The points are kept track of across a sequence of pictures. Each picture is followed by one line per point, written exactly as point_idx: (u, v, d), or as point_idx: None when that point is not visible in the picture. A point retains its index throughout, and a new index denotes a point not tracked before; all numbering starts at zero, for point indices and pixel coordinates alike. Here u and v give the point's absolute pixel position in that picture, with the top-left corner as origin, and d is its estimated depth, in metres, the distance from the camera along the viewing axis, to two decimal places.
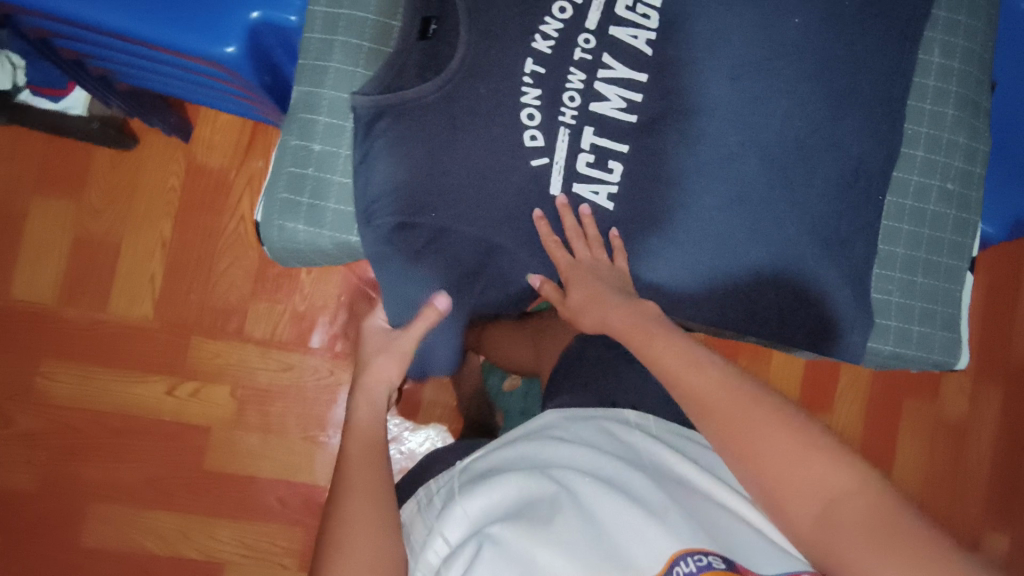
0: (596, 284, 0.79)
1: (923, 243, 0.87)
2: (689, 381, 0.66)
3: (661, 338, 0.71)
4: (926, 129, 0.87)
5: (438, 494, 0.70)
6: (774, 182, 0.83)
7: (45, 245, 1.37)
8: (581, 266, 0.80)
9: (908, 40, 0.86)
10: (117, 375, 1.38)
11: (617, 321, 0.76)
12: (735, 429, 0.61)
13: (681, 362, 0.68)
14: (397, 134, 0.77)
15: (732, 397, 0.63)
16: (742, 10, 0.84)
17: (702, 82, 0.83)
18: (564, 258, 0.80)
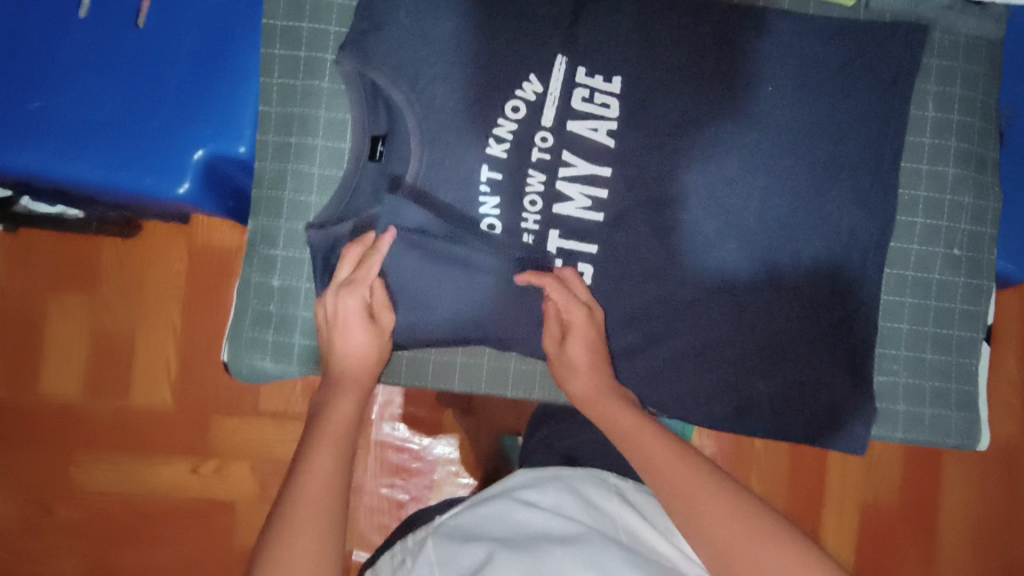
0: (586, 341, 0.76)
1: (928, 316, 0.81)
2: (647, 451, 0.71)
3: (615, 407, 0.75)
4: (924, 193, 0.81)
5: (404, 557, 0.73)
6: (758, 269, 0.80)
7: (64, 339, 1.41)
8: (583, 330, 0.76)
9: (896, 97, 0.80)
10: (143, 459, 1.42)
11: (584, 365, 0.77)
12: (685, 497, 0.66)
13: (673, 455, 0.70)
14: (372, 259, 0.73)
15: (682, 465, 0.69)
16: (709, 88, 0.79)
17: (671, 168, 0.79)
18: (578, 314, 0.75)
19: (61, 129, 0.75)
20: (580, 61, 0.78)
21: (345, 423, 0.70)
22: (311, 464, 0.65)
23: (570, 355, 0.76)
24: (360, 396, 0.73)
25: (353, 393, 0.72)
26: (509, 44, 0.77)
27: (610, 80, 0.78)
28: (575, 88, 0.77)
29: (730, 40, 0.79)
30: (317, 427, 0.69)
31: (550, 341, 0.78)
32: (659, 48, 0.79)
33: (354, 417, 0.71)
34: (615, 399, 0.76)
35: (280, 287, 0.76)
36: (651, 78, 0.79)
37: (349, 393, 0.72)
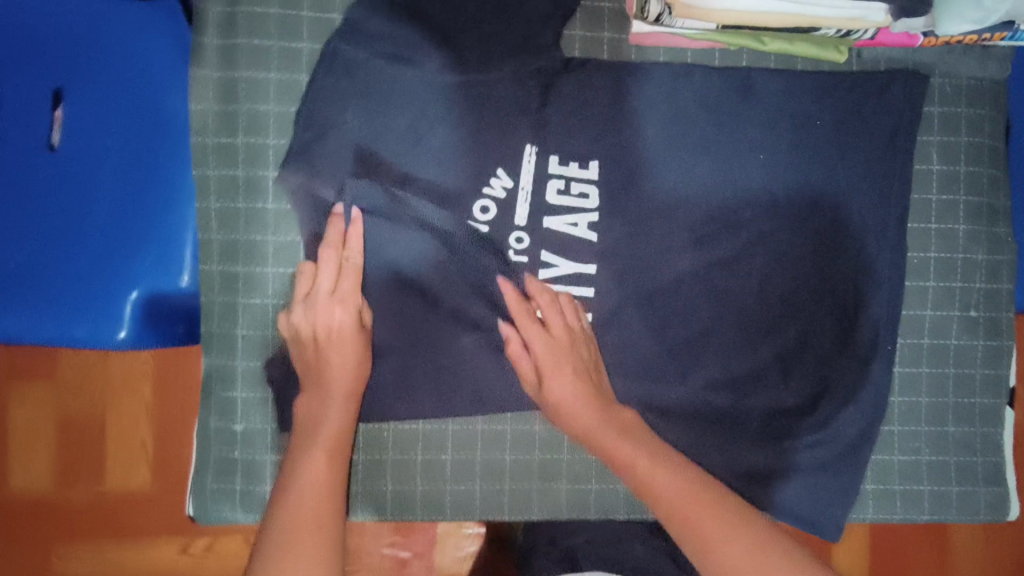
0: (570, 359, 0.67)
1: (947, 386, 0.74)
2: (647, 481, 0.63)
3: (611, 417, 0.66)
4: (935, 254, 0.74)
5: None
6: (764, 353, 0.73)
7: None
8: (560, 341, 0.67)
9: (899, 152, 0.73)
10: (131, 548, 1.14)
11: (576, 405, 0.66)
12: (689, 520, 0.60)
13: (702, 509, 0.61)
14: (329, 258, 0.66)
15: (710, 518, 0.60)
16: (694, 163, 0.72)
17: (661, 254, 0.72)
18: (540, 332, 0.67)
19: None
20: (552, 148, 0.71)
21: (335, 433, 0.64)
22: (301, 474, 0.61)
23: (558, 396, 0.66)
24: (349, 403, 0.65)
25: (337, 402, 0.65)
26: (471, 139, 0.70)
27: (586, 166, 0.71)
28: (549, 180, 0.70)
29: (714, 109, 0.73)
30: (304, 436, 0.64)
31: (537, 386, 0.68)
32: (636, 125, 0.72)
33: (341, 431, 0.64)
34: (618, 433, 0.65)
35: (242, 433, 0.69)
36: (630, 159, 0.72)
37: (337, 401, 0.65)
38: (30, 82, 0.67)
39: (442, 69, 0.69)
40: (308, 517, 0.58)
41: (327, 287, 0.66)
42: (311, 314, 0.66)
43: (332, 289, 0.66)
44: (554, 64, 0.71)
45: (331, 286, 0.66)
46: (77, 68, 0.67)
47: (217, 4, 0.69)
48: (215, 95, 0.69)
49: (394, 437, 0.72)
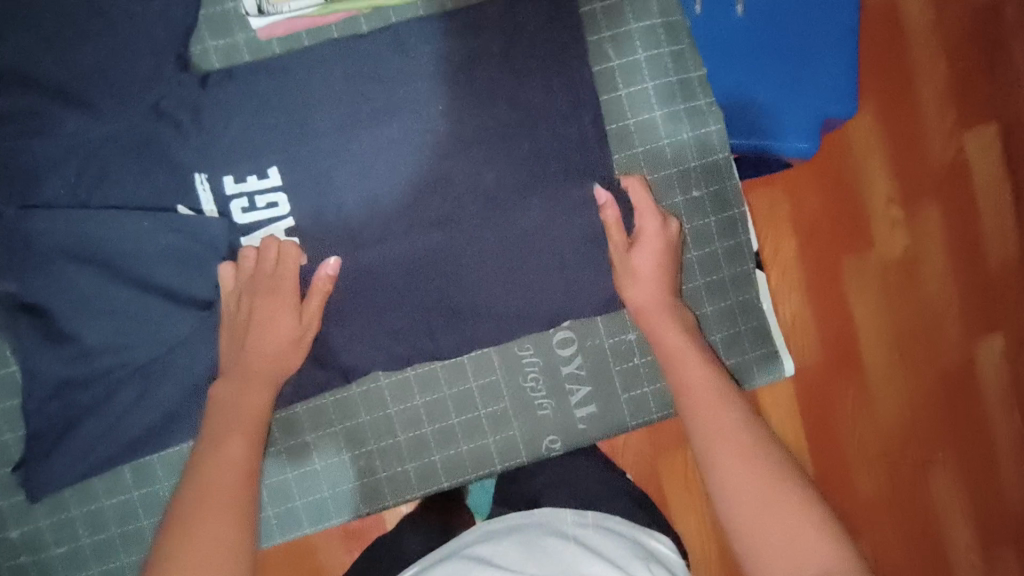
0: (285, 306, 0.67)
1: (693, 270, 0.75)
2: (709, 415, 0.61)
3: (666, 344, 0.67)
4: (641, 149, 0.74)
5: None
6: (512, 296, 0.72)
7: None
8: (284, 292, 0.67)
9: (572, 59, 0.71)
10: None
11: (645, 301, 0.70)
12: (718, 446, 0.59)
13: (729, 450, 0.58)
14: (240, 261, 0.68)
15: (752, 462, 0.57)
16: (372, 134, 0.70)
17: (372, 235, 0.71)
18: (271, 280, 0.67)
19: None
20: (221, 170, 0.68)
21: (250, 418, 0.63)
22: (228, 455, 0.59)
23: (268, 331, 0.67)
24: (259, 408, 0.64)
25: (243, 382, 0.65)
26: (131, 186, 0.68)
27: (264, 176, 0.69)
28: (231, 202, 0.69)
29: (377, 73, 0.70)
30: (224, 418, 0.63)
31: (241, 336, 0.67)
32: (301, 115, 0.69)
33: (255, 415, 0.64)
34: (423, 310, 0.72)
35: (21, 537, 0.70)
36: (304, 150, 0.69)
37: (254, 387, 0.65)
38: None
39: (81, 127, 0.66)
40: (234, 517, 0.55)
41: (268, 256, 0.67)
42: (253, 273, 0.67)
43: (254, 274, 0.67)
44: (192, 85, 0.67)
45: (271, 255, 0.67)
46: None
47: None
48: None
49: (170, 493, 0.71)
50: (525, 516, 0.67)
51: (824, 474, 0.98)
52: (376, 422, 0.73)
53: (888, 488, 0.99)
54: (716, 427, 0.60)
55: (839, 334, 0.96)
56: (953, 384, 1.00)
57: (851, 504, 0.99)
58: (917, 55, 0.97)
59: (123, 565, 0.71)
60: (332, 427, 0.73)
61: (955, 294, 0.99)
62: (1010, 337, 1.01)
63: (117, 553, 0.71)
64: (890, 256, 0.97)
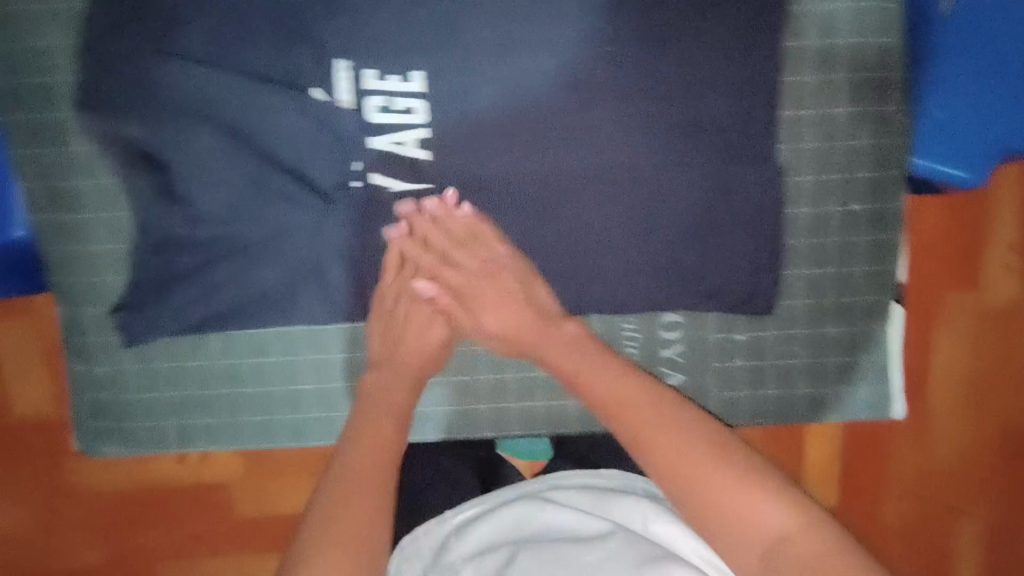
0: (500, 295, 0.68)
1: (826, 286, 0.69)
2: (594, 390, 0.60)
3: (556, 336, 0.66)
4: (810, 144, 0.66)
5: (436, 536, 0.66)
6: (635, 267, 0.69)
7: None
8: (479, 274, 0.68)
9: (764, 28, 0.64)
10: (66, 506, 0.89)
11: (495, 330, 0.69)
12: (664, 454, 0.53)
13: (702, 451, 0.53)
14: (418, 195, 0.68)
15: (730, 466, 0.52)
16: (532, 61, 0.65)
17: (501, 166, 0.67)
18: (453, 274, 0.69)
19: None
20: (366, 61, 0.64)
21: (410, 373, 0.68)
22: (342, 458, 0.58)
23: (484, 325, 0.69)
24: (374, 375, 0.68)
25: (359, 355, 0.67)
26: (274, 55, 0.64)
27: (407, 78, 0.64)
28: (366, 98, 0.65)
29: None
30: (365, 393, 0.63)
31: (467, 321, 0.70)
32: (460, 22, 0.64)
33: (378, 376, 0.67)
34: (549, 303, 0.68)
35: (106, 374, 0.71)
36: (458, 61, 0.65)
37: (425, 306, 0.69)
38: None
39: None
40: (367, 495, 0.54)
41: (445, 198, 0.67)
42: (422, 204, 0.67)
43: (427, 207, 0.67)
44: None
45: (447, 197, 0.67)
46: None
47: None
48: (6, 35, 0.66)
49: (250, 370, 0.72)
50: (592, 477, 0.70)
51: (849, 493, 0.88)
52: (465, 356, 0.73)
53: (913, 525, 0.88)
54: (620, 395, 0.58)
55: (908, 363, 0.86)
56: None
57: (865, 529, 0.88)
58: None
59: (198, 426, 0.73)
60: None
61: None
62: None
63: (194, 414, 0.73)
64: (994, 301, 0.84)
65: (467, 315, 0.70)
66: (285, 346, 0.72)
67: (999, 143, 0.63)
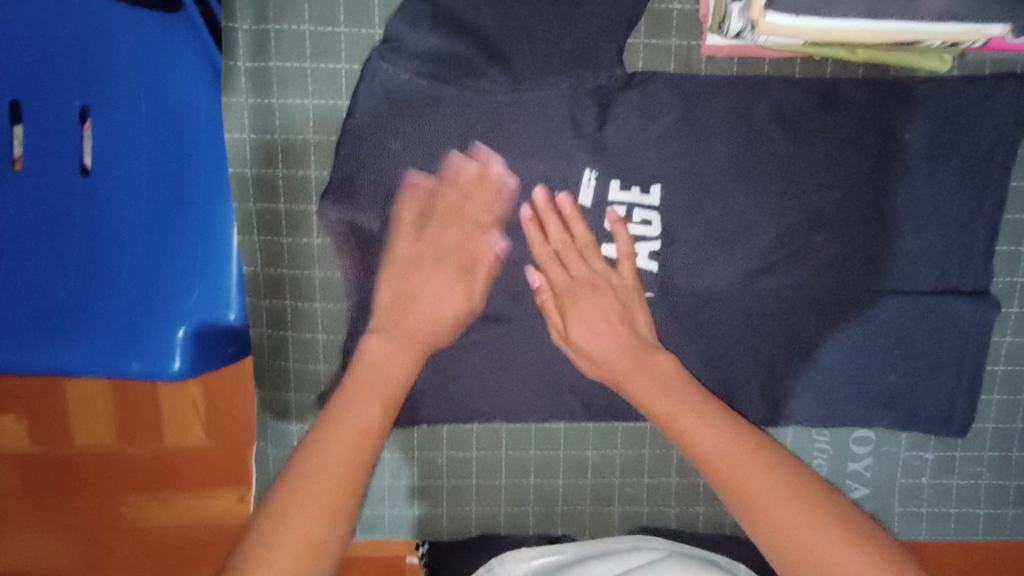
0: (597, 299, 0.62)
1: (1019, 413, 0.72)
2: (703, 445, 0.53)
3: (652, 368, 0.59)
4: (1022, 278, 0.69)
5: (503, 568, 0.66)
6: (839, 385, 0.70)
7: (81, 395, 0.94)
8: (580, 283, 0.62)
9: (993, 169, 0.66)
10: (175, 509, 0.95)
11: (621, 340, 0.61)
12: (739, 482, 0.51)
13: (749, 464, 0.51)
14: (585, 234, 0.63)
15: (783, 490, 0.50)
16: (764, 180, 0.65)
17: (722, 280, 0.67)
18: (561, 273, 0.63)
19: (14, 311, 0.64)
20: (612, 172, 0.65)
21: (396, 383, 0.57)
22: (351, 408, 0.53)
23: (577, 335, 0.62)
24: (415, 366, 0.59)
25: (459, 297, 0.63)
26: (520, 159, 0.64)
27: (647, 191, 0.65)
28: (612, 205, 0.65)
29: (790, 120, 0.65)
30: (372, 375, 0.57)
31: (560, 324, 0.64)
32: (700, 138, 0.65)
33: (449, 319, 0.63)
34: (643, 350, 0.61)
35: None
36: (697, 177, 0.65)
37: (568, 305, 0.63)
38: (60, 93, 0.63)
39: (494, 87, 0.63)
40: (340, 477, 0.48)
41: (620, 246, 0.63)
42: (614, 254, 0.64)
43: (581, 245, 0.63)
44: (615, 80, 0.64)
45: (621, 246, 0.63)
46: (104, 87, 0.63)
47: (245, 21, 0.63)
48: (249, 123, 0.65)
49: (446, 463, 0.72)
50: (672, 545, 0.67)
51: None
52: (659, 459, 0.72)
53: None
54: (724, 451, 0.52)
55: None
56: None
57: None
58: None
59: (384, 515, 0.72)
60: (618, 450, 0.72)
61: None
62: None
63: (382, 503, 0.72)
64: None
65: (558, 317, 0.63)
66: (483, 441, 0.71)
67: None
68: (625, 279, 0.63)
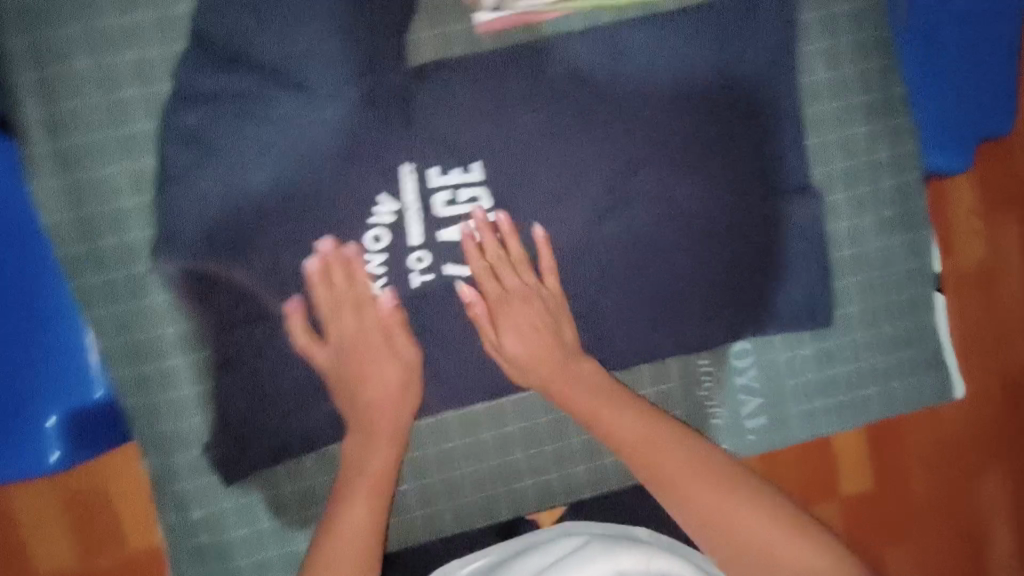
0: (529, 310, 0.68)
1: (876, 289, 0.75)
2: (618, 431, 0.65)
3: (579, 374, 0.68)
4: (839, 165, 0.72)
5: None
6: (704, 306, 0.73)
7: None
8: (512, 295, 0.68)
9: (780, 72, 0.71)
10: None
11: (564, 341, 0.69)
12: (651, 465, 0.64)
13: (652, 446, 0.65)
14: (514, 250, 0.68)
15: (675, 454, 0.64)
16: (574, 134, 0.69)
17: (563, 237, 0.70)
18: (494, 285, 0.68)
19: None
20: (429, 161, 0.68)
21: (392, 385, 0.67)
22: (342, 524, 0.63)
23: (513, 336, 0.68)
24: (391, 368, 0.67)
25: (391, 361, 0.67)
26: (338, 170, 0.66)
27: (468, 169, 0.68)
28: (434, 194, 0.68)
29: (583, 72, 0.69)
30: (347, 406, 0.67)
31: (492, 337, 0.69)
32: (503, 110, 0.68)
33: (400, 372, 0.67)
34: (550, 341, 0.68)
35: (201, 519, 0.69)
36: (509, 148, 0.69)
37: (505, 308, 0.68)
38: None
39: (294, 110, 0.65)
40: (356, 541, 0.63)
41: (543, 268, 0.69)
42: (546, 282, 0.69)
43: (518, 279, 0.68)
44: (404, 75, 0.66)
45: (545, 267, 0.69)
46: None
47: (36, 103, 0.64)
48: (64, 200, 0.65)
49: None
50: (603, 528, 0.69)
51: (883, 470, 0.86)
52: (558, 424, 0.72)
53: (946, 492, 0.88)
54: (640, 437, 0.65)
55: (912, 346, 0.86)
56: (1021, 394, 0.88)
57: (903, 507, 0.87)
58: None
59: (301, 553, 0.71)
60: (512, 424, 0.72)
61: None
62: None
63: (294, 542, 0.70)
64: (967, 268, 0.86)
65: (492, 332, 0.69)
66: None
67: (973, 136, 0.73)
68: (551, 288, 0.69)
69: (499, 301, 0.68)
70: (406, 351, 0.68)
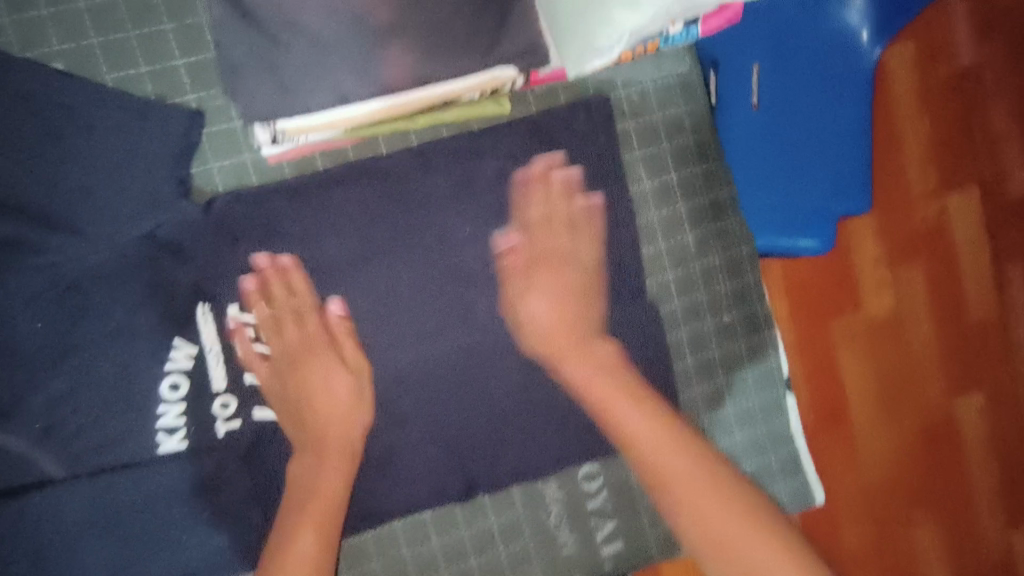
0: (316, 358, 0.63)
1: (724, 397, 0.72)
2: (625, 422, 0.58)
3: (592, 356, 0.62)
4: (673, 274, 0.70)
5: None
6: (542, 424, 0.70)
7: None
8: (316, 339, 0.63)
9: (604, 183, 0.68)
10: None
11: (548, 325, 0.64)
12: (662, 472, 0.55)
13: (659, 443, 0.56)
14: (303, 292, 0.63)
15: (675, 454, 0.55)
16: (390, 260, 0.66)
17: (385, 367, 0.66)
18: (294, 330, 0.63)
19: None
20: (227, 300, 0.62)
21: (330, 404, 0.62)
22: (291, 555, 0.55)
23: (330, 386, 0.62)
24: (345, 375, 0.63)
25: (337, 363, 0.63)
26: (124, 316, 0.61)
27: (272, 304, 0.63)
28: (236, 334, 0.62)
29: (396, 195, 0.66)
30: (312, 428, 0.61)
31: (336, 371, 0.62)
32: (309, 240, 0.64)
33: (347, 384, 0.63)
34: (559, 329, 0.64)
35: None
36: (317, 278, 0.64)
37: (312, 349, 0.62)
38: None
39: (66, 254, 0.59)
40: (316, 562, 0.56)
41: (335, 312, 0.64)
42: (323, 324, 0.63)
43: (301, 333, 0.63)
44: (189, 213, 0.61)
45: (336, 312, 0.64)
46: None
47: None
48: None
49: None
50: None
51: (812, 524, 0.88)
52: (388, 569, 0.67)
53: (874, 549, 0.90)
54: (638, 431, 0.57)
55: (830, 386, 0.89)
56: (939, 437, 0.93)
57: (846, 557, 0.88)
58: (990, 87, 0.94)
59: None
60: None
61: (934, 350, 0.94)
62: (984, 396, 0.95)
63: None
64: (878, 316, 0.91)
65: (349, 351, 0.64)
66: None
67: (828, 210, 0.73)
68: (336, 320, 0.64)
69: (296, 358, 0.62)
70: (351, 354, 0.64)
